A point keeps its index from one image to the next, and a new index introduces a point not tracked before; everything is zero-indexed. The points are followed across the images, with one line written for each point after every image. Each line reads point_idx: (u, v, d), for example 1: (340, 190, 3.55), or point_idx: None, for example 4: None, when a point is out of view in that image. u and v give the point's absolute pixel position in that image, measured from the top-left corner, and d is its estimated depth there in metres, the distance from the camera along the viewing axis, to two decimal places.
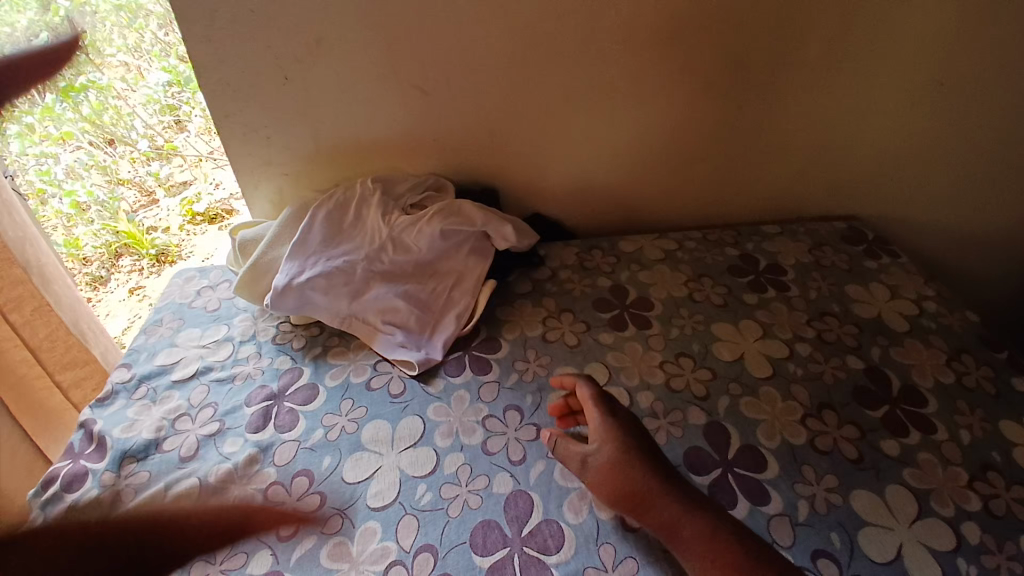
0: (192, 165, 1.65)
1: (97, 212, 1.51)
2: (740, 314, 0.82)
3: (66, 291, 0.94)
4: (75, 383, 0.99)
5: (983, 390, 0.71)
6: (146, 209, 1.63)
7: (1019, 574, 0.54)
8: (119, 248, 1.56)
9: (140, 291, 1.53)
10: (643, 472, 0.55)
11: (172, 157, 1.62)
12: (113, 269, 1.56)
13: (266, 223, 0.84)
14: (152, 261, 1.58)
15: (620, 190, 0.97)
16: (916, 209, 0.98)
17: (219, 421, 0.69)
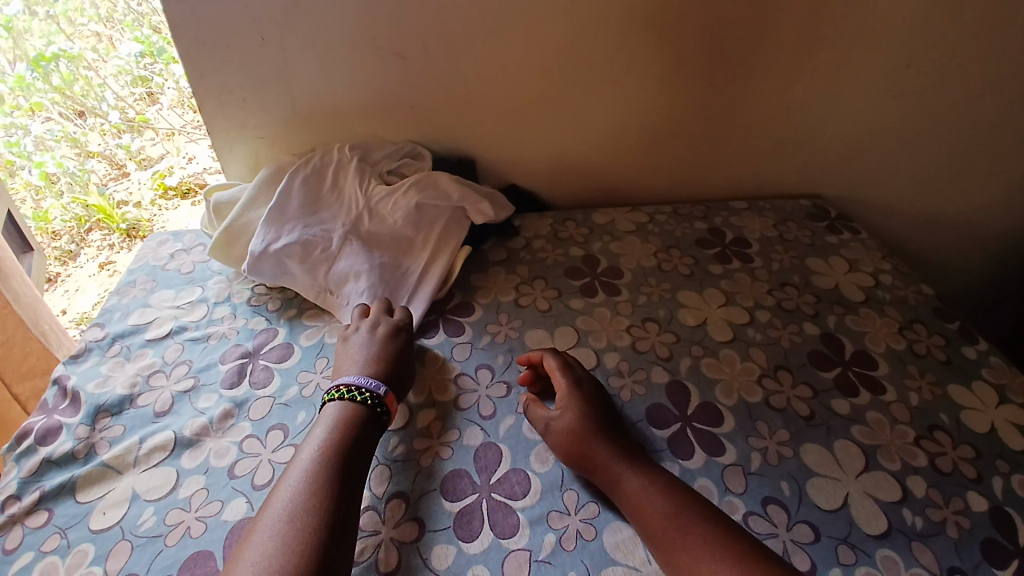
0: (165, 139, 1.56)
1: (67, 183, 1.49)
2: (705, 283, 0.85)
3: (24, 289, 1.00)
4: (33, 395, 1.07)
5: (933, 357, 0.74)
6: (117, 183, 1.55)
7: (962, 525, 0.56)
8: (90, 222, 1.49)
9: (112, 266, 1.45)
10: (599, 437, 0.59)
11: (145, 130, 1.56)
12: (83, 243, 1.49)
13: (242, 185, 0.84)
14: (123, 236, 1.49)
15: (595, 163, 0.99)
16: (879, 188, 1.02)
17: (193, 378, 0.70)
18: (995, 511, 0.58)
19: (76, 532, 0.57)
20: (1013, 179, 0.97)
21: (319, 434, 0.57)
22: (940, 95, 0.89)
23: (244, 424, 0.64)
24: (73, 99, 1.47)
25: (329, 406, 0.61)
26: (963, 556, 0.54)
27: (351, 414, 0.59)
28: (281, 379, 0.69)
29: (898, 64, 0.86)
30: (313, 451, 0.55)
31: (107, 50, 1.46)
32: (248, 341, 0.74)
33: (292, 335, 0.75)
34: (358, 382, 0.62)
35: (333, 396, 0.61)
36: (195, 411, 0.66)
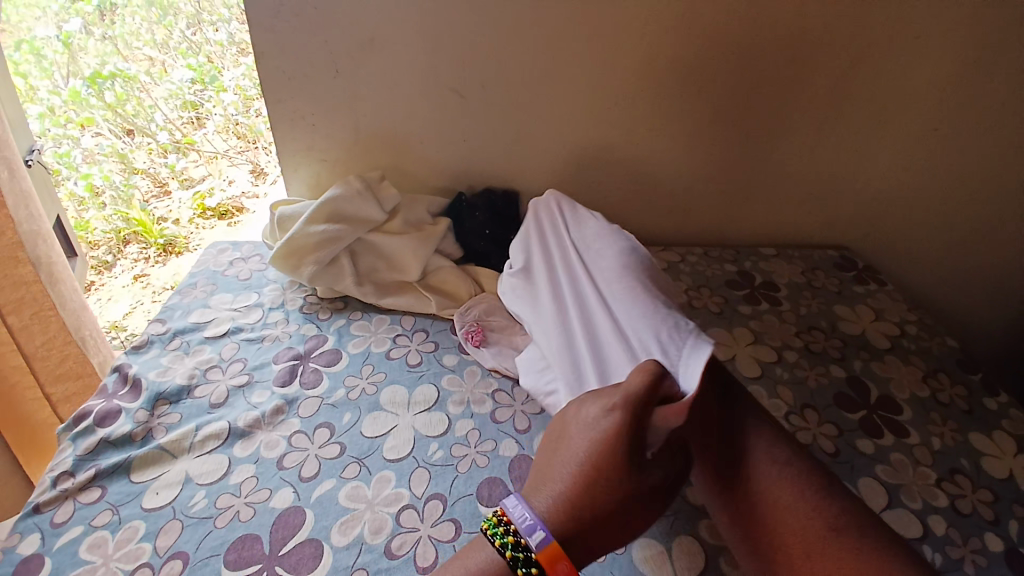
0: (207, 162, 1.63)
1: (110, 197, 1.54)
2: (735, 322, 0.88)
3: (70, 296, 1.04)
4: (64, 397, 1.07)
5: (957, 405, 0.76)
6: (159, 199, 1.60)
7: (981, 565, 0.57)
8: (128, 236, 1.53)
9: (145, 279, 1.49)
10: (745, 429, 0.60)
11: (190, 152, 1.62)
12: (119, 255, 1.53)
13: (305, 202, 0.90)
14: (159, 251, 1.53)
15: (632, 204, 1.04)
16: (907, 243, 1.05)
17: (248, 374, 0.75)
18: (1013, 554, 0.59)
19: (128, 509, 0.60)
20: None
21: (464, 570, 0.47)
22: (966, 159, 0.93)
23: (294, 420, 0.68)
24: (123, 117, 1.57)
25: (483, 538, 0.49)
26: None
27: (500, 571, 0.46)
28: (329, 381, 0.73)
29: (926, 127, 0.91)
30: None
31: (160, 74, 1.57)
32: (299, 345, 0.79)
33: (340, 342, 0.80)
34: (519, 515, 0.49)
35: (489, 525, 0.49)
36: (249, 405, 0.70)
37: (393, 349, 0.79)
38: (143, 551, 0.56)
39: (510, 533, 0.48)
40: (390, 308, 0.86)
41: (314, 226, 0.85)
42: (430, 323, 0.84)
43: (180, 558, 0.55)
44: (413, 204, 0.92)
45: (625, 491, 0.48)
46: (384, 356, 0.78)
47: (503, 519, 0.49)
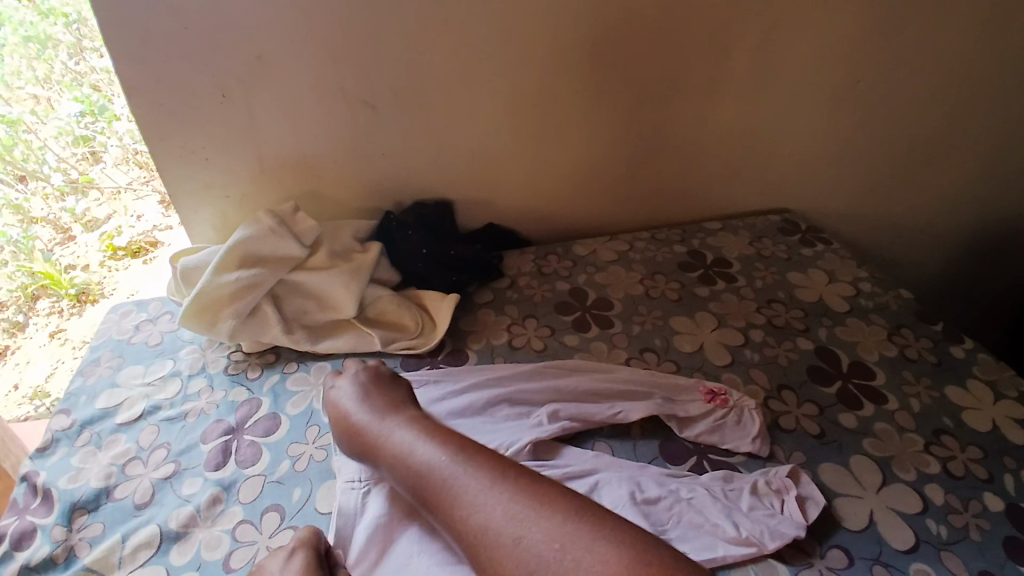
0: (110, 198, 1.17)
1: (7, 250, 1.08)
2: (694, 307, 0.85)
3: None
4: None
5: (925, 360, 0.76)
6: (65, 247, 1.15)
7: (984, 528, 0.57)
8: (34, 291, 1.11)
9: (60, 335, 1.10)
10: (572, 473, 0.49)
11: (90, 191, 1.16)
12: (30, 313, 1.11)
13: (210, 249, 0.79)
14: (72, 302, 1.12)
15: (572, 194, 0.98)
16: (839, 200, 1.07)
17: (174, 461, 0.65)
18: (1014, 509, 0.59)
19: None
20: (954, 184, 1.05)
21: None
22: (883, 113, 0.95)
23: (234, 508, 0.59)
24: (12, 165, 1.06)
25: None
26: (992, 560, 0.55)
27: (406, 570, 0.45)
28: (270, 454, 0.64)
29: (848, 80, 0.91)
30: None
31: (47, 113, 1.07)
32: (229, 415, 0.69)
33: (277, 404, 0.70)
34: None
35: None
36: (180, 499, 0.60)
37: None
38: None
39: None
40: (329, 353, 0.77)
41: (226, 274, 0.74)
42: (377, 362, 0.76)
43: None
44: (338, 232, 0.83)
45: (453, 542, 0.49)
46: None
47: None
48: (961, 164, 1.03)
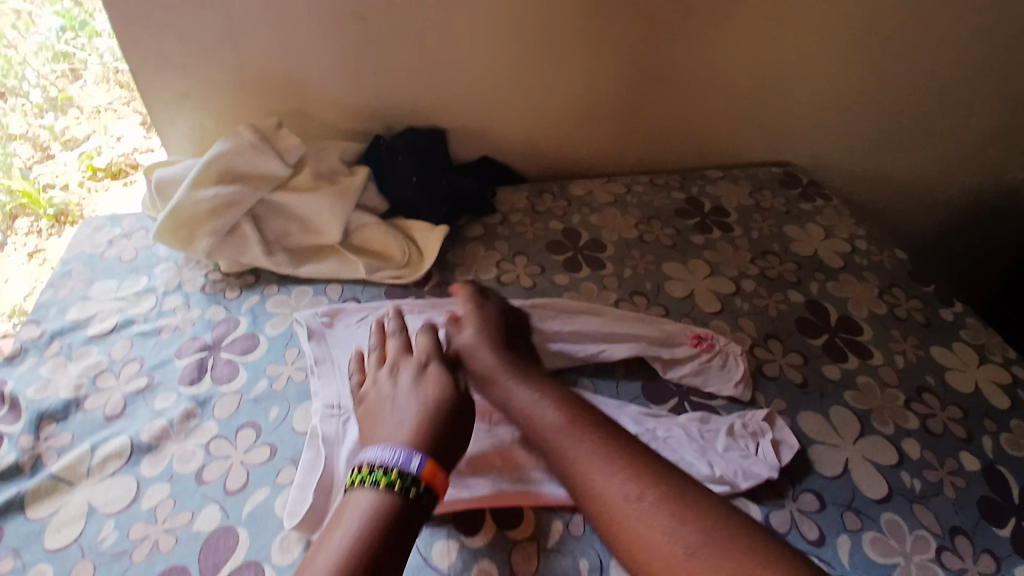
0: (90, 116, 1.03)
1: None
2: (688, 254, 0.83)
3: None
4: None
5: (914, 320, 0.76)
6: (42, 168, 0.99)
7: (958, 485, 0.58)
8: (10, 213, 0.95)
9: (41, 255, 0.94)
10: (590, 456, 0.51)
11: (69, 109, 1.02)
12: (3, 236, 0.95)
13: (187, 163, 0.75)
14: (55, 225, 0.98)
15: (571, 131, 0.94)
16: (843, 155, 1.04)
17: (146, 375, 0.63)
18: (989, 470, 0.60)
19: (30, 553, 0.50)
20: (959, 145, 1.03)
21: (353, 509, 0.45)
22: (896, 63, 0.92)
23: (209, 423, 0.58)
24: None
25: (357, 494, 0.46)
26: (962, 514, 0.56)
27: (388, 506, 0.45)
28: (247, 373, 0.63)
29: (864, 25, 0.87)
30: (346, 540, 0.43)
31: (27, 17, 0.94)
32: (206, 333, 0.68)
33: (256, 324, 0.69)
34: (381, 458, 0.48)
35: (358, 480, 0.47)
36: (152, 413, 0.59)
37: None
38: None
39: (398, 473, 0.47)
40: (311, 278, 0.75)
41: (203, 189, 0.71)
42: (361, 289, 0.74)
43: None
44: (323, 153, 0.79)
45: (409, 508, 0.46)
46: None
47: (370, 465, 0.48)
48: (969, 125, 1.00)
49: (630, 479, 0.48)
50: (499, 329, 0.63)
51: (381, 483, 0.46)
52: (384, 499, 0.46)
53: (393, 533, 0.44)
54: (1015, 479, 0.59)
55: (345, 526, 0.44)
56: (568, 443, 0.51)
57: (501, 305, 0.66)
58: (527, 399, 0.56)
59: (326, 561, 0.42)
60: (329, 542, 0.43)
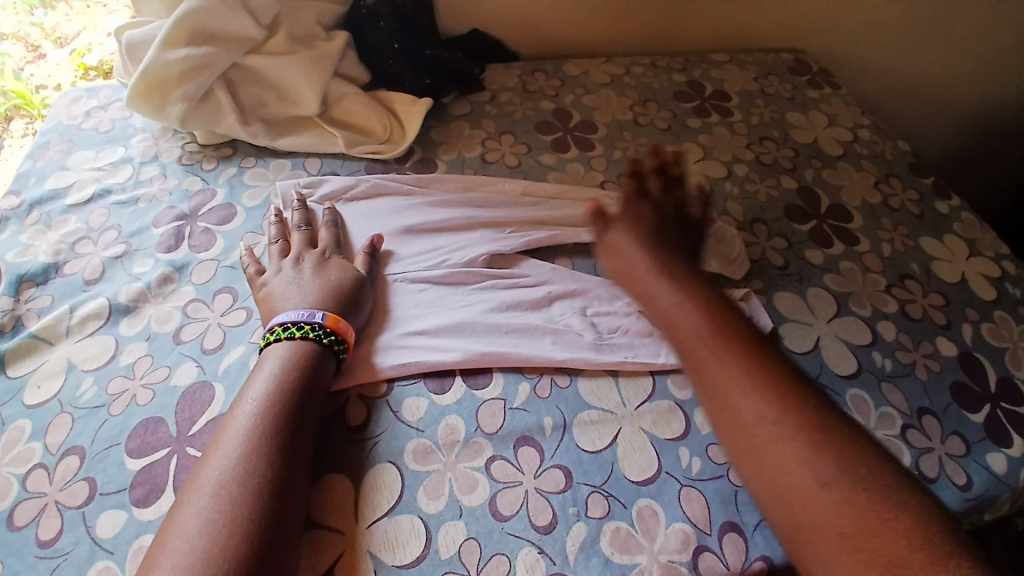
0: (79, 12, 0.94)
1: None
2: (683, 137, 0.80)
3: None
4: None
5: (908, 211, 0.74)
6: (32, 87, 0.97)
7: (931, 368, 0.59)
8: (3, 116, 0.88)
9: None
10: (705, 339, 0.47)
11: (58, 5, 0.93)
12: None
13: (156, 23, 0.70)
14: None
15: (569, 3, 0.87)
16: (860, 39, 0.98)
17: (125, 242, 0.63)
18: (965, 357, 0.60)
19: (8, 409, 0.52)
20: (984, 33, 0.97)
21: (256, 390, 0.47)
22: None
23: (186, 288, 0.59)
24: None
25: (271, 349, 0.50)
26: (931, 395, 0.57)
27: (304, 354, 0.49)
28: (224, 241, 0.63)
29: None
30: (246, 424, 0.44)
31: None
32: (182, 203, 0.67)
33: (232, 196, 0.68)
34: (291, 317, 0.51)
35: (273, 338, 0.50)
36: (130, 277, 0.60)
37: None
38: (34, 451, 0.49)
39: (314, 328, 0.50)
40: (288, 151, 0.73)
41: (173, 50, 0.67)
42: (340, 164, 0.72)
43: (76, 454, 0.49)
44: (298, 15, 0.74)
45: (308, 392, 0.47)
46: None
47: (278, 329, 0.50)
48: (998, 10, 0.93)
49: (768, 404, 0.42)
50: (656, 229, 0.57)
51: (295, 336, 0.50)
52: (279, 390, 0.46)
53: (292, 418, 0.45)
54: (994, 367, 0.59)
55: (241, 418, 0.45)
56: (689, 327, 0.48)
57: (657, 203, 0.59)
58: (672, 300, 0.50)
59: (225, 452, 0.43)
60: (227, 435, 0.44)
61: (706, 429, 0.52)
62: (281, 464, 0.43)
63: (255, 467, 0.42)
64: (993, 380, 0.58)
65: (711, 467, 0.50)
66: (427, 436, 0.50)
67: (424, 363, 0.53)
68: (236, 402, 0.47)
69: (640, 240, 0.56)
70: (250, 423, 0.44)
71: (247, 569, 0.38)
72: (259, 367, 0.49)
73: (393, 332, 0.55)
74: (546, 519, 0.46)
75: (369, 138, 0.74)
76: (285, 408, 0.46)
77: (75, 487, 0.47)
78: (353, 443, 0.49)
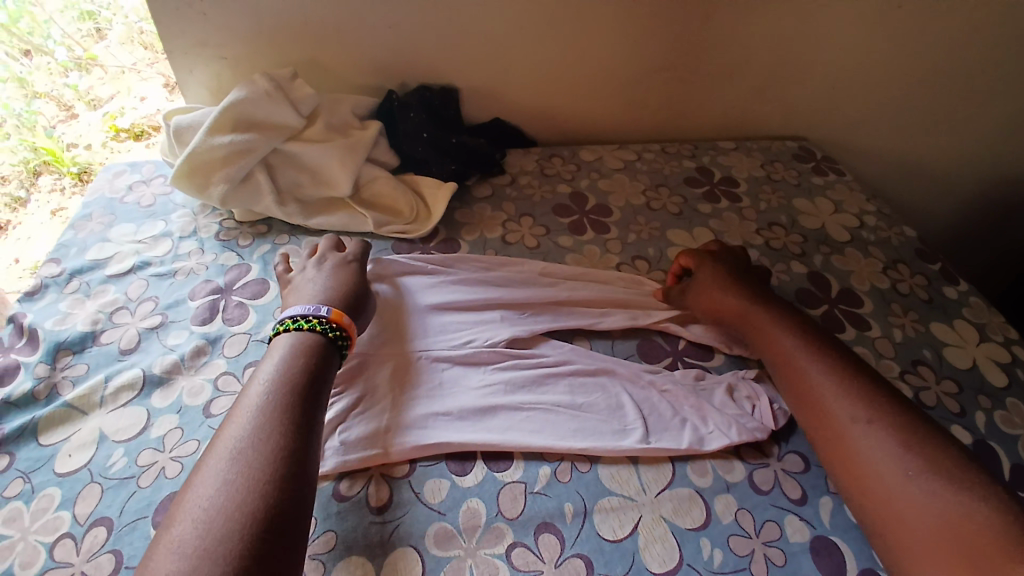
0: (113, 78, 1.01)
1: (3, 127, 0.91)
2: (694, 222, 0.83)
3: None
4: None
5: (917, 296, 0.76)
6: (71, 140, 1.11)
7: None
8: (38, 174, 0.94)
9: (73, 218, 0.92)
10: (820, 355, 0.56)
11: (93, 69, 0.99)
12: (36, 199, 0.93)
13: (204, 110, 0.76)
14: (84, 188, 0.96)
15: (585, 95, 0.94)
16: (859, 130, 1.03)
17: (160, 314, 0.66)
18: (983, 446, 0.60)
19: (39, 476, 0.53)
20: (977, 126, 1.02)
21: (266, 371, 0.50)
22: (920, 41, 0.91)
23: (218, 360, 0.61)
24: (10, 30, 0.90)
25: (279, 338, 0.54)
26: None
27: (310, 345, 0.53)
28: (256, 316, 0.65)
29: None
30: (256, 401, 0.47)
31: None
32: (218, 277, 0.70)
33: (266, 271, 0.71)
34: (305, 310, 0.55)
35: (283, 328, 0.54)
36: (164, 348, 0.62)
37: None
38: (62, 521, 0.50)
39: (321, 325, 0.54)
40: (320, 230, 0.77)
41: (219, 136, 0.72)
42: (368, 243, 0.76)
43: (104, 526, 0.49)
44: (335, 105, 0.80)
45: (313, 373, 0.51)
46: None
47: (291, 319, 0.54)
48: (988, 107, 1.00)
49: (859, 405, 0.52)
50: (733, 274, 0.67)
51: (301, 329, 0.54)
52: (287, 371, 0.50)
53: (298, 396, 0.48)
54: (1012, 456, 0.59)
55: (247, 408, 0.47)
56: (793, 351, 0.58)
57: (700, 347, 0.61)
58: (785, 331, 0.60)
59: (239, 421, 0.46)
60: (234, 424, 0.46)
61: (728, 519, 0.52)
62: (295, 435, 0.45)
63: (267, 436, 0.45)
64: (1008, 468, 0.58)
65: (733, 559, 0.49)
66: (449, 520, 0.50)
67: (444, 446, 0.54)
68: (248, 383, 0.50)
69: (731, 284, 0.65)
70: (258, 408, 0.47)
71: (262, 520, 0.40)
72: (261, 365, 0.51)
73: (415, 414, 0.56)
74: None
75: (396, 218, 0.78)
76: (293, 394, 0.48)
77: (102, 559, 0.47)
78: (372, 526, 0.49)
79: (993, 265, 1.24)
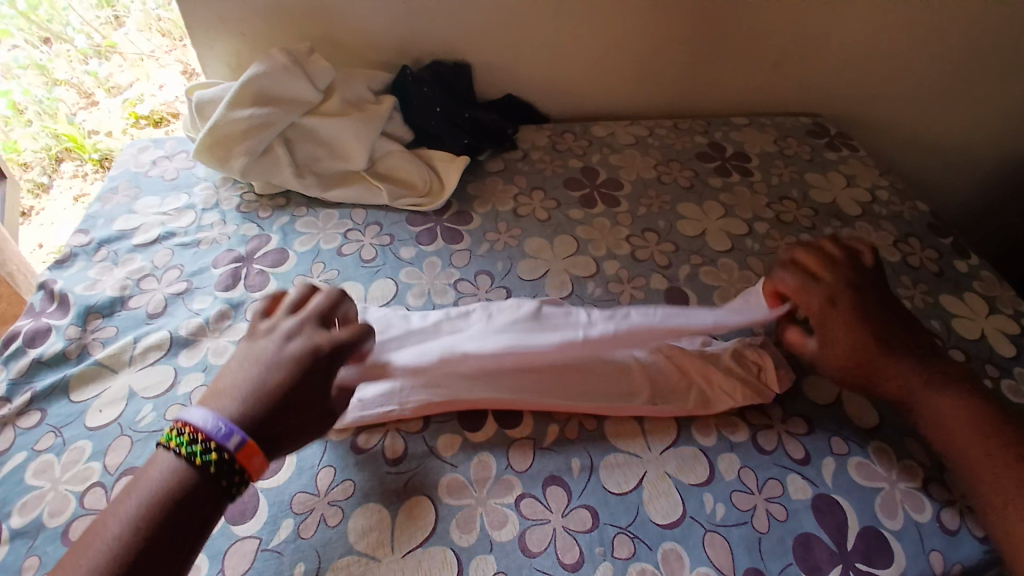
0: (133, 64, 1.23)
1: (35, 111, 1.21)
2: (705, 196, 0.84)
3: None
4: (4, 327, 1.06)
5: (927, 269, 0.76)
6: (87, 112, 1.23)
7: None
8: (59, 152, 1.22)
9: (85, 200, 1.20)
10: (974, 413, 0.50)
11: (112, 55, 1.23)
12: (55, 175, 1.23)
13: (225, 84, 0.78)
14: (96, 168, 1.22)
15: (598, 72, 0.94)
16: (875, 106, 1.03)
17: (186, 281, 0.69)
18: None
19: (71, 431, 0.56)
20: (995, 102, 1.01)
21: (155, 475, 0.41)
22: (936, 15, 0.90)
23: (241, 324, 0.64)
24: (39, 26, 1.16)
25: (163, 453, 0.42)
26: None
27: (184, 487, 0.40)
28: (277, 283, 0.68)
29: None
30: (141, 500, 0.39)
31: None
32: (240, 247, 0.73)
33: (285, 241, 0.73)
34: (199, 428, 0.42)
35: (170, 440, 0.42)
36: (190, 312, 0.65)
37: (345, 246, 0.73)
38: (93, 471, 0.53)
39: (200, 444, 0.41)
40: (337, 202, 0.79)
41: (239, 110, 0.74)
42: (383, 215, 0.78)
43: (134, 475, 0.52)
44: (352, 80, 0.82)
45: (186, 519, 0.39)
46: (335, 252, 0.72)
47: (181, 433, 0.42)
48: (1008, 83, 0.98)
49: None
50: (853, 295, 0.56)
51: (181, 451, 0.41)
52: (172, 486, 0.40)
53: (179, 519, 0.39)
54: None
55: (103, 539, 0.38)
56: (935, 398, 0.51)
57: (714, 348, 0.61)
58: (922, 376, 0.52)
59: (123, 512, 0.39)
60: (82, 560, 0.37)
61: (731, 476, 0.53)
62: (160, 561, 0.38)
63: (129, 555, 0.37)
64: None
65: (734, 514, 0.51)
66: (461, 472, 0.52)
67: (459, 400, 0.56)
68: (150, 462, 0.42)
69: (862, 317, 0.54)
70: (115, 543, 0.37)
71: None
72: (139, 476, 0.41)
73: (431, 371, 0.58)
74: (574, 557, 0.47)
75: (410, 191, 0.80)
76: (165, 518, 0.39)
77: None
78: (388, 475, 0.52)
79: (1010, 247, 1.23)
